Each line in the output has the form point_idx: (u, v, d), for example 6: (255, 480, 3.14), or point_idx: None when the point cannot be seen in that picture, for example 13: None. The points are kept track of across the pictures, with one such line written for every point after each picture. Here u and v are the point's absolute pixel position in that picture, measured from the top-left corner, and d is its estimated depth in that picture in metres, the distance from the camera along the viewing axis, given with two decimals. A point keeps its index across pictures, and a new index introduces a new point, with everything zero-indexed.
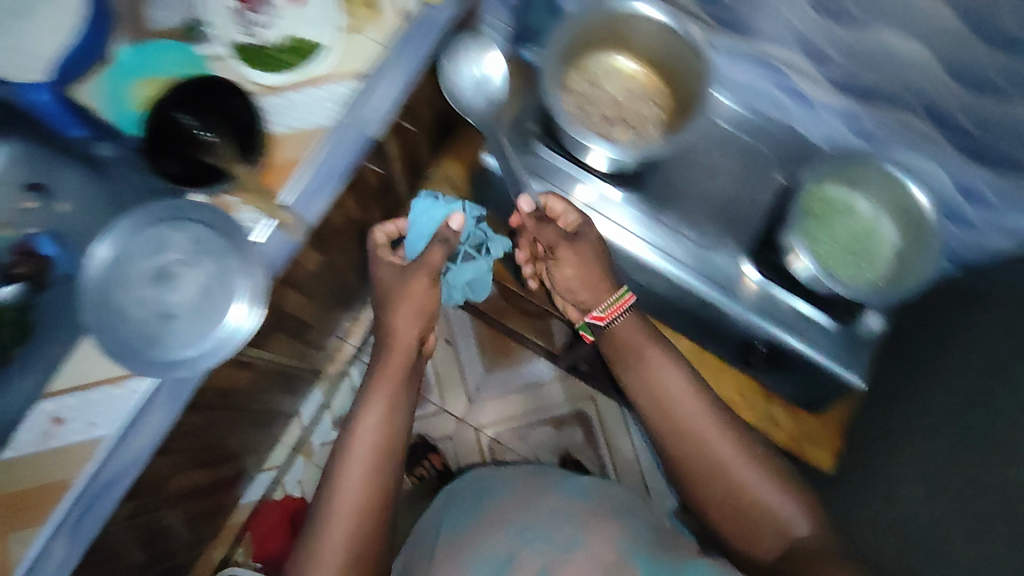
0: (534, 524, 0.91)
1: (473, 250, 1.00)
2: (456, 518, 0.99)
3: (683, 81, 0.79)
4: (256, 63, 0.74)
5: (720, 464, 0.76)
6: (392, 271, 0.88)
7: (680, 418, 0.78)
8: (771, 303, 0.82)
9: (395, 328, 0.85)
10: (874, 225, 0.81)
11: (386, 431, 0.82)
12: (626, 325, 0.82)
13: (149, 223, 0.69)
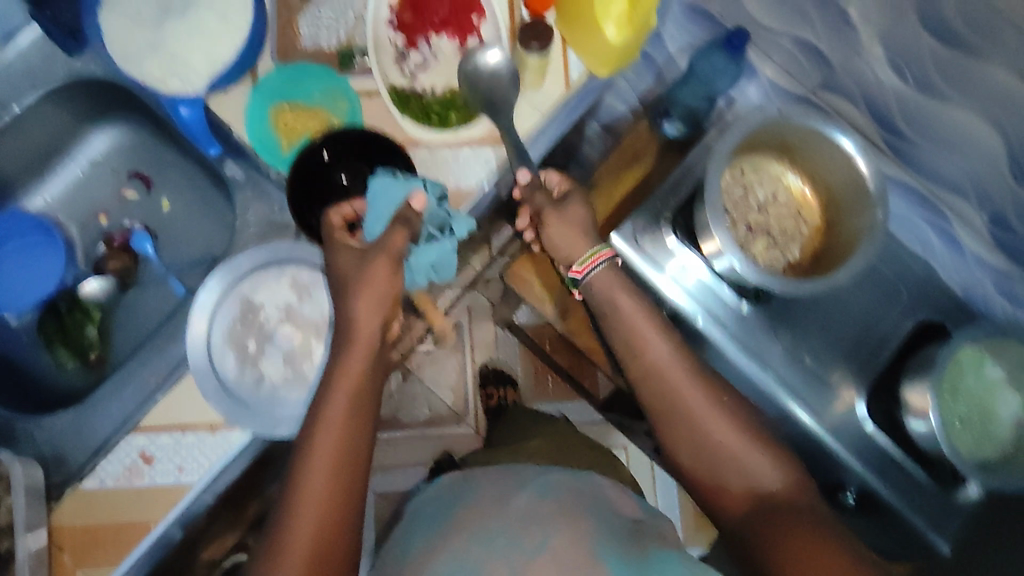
0: (499, 533, 0.56)
1: (435, 231, 0.61)
2: (425, 518, 0.63)
3: (842, 211, 0.75)
4: (408, 110, 0.67)
5: (689, 417, 0.59)
6: (354, 257, 0.56)
7: (668, 373, 0.60)
8: (878, 452, 0.78)
9: (357, 319, 0.54)
10: (1002, 397, 0.75)
11: (368, 404, 0.54)
12: (600, 280, 0.64)
13: (262, 264, 0.65)
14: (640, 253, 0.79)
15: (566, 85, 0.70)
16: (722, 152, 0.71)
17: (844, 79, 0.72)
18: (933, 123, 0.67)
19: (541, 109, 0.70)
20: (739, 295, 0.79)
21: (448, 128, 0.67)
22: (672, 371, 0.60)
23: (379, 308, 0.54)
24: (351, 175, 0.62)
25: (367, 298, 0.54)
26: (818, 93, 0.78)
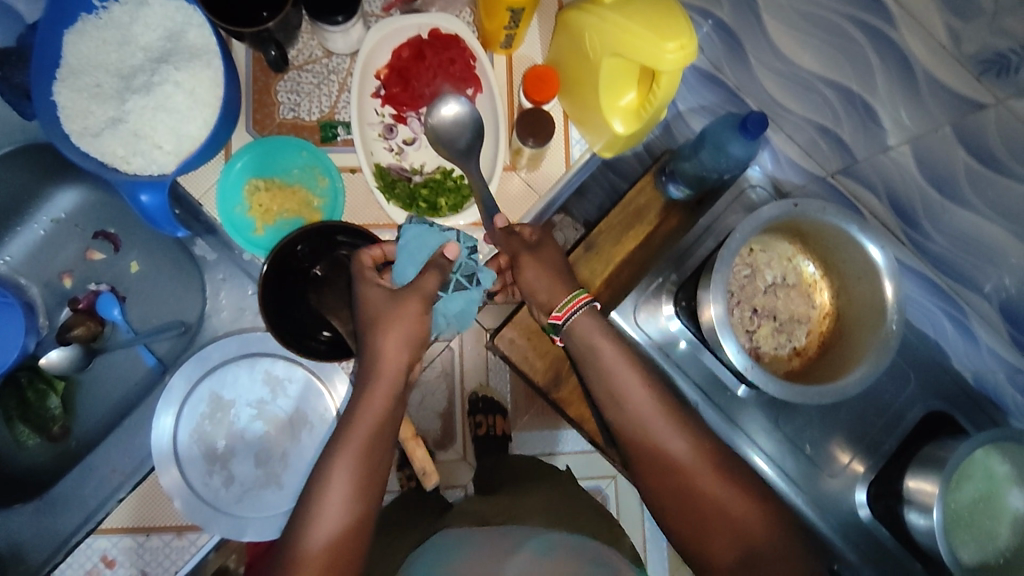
0: None
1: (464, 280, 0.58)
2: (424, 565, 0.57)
3: (855, 302, 0.70)
4: (395, 196, 0.62)
5: (669, 459, 0.59)
6: (383, 291, 0.53)
7: (646, 419, 0.59)
8: (875, 546, 0.75)
9: (386, 346, 0.52)
10: (1007, 499, 0.72)
11: (387, 427, 0.54)
12: (581, 324, 0.60)
13: (233, 358, 0.61)
14: (631, 326, 0.76)
15: (566, 168, 0.66)
16: (733, 240, 0.66)
17: (866, 171, 0.67)
18: (955, 224, 0.63)
19: (536, 193, 0.66)
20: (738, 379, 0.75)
21: (438, 214, 0.63)
22: (651, 419, 0.59)
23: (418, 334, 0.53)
24: (326, 268, 0.58)
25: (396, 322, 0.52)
26: (836, 176, 0.71)
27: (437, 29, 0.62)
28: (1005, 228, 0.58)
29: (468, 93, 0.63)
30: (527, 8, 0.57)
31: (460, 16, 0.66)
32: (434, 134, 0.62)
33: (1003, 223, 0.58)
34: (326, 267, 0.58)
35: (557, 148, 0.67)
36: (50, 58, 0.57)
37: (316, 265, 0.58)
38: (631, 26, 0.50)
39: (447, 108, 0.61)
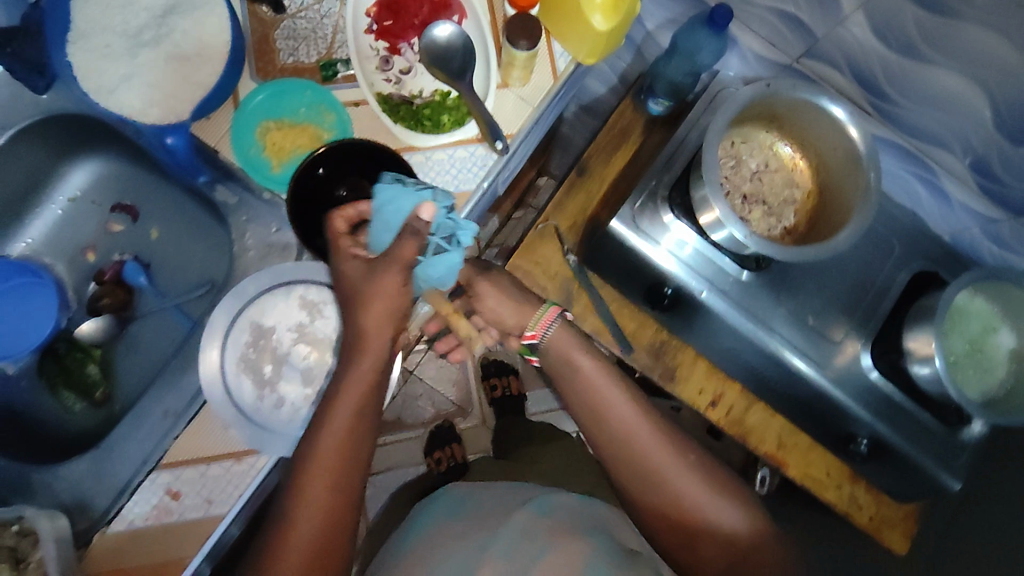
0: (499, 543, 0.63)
1: (443, 241, 0.61)
2: (431, 514, 0.76)
3: (833, 174, 0.78)
4: (399, 117, 0.68)
5: (653, 474, 0.64)
6: (359, 265, 0.57)
7: (626, 435, 0.65)
8: (884, 402, 0.80)
9: (367, 329, 0.57)
10: (996, 336, 0.78)
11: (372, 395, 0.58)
12: (556, 339, 0.69)
13: (268, 287, 0.65)
14: (633, 232, 0.80)
15: (555, 79, 0.71)
16: (716, 128, 0.72)
17: (827, 48, 0.72)
18: (916, 83, 0.69)
19: (530, 106, 0.71)
20: (741, 264, 0.80)
21: (441, 130, 0.68)
22: (638, 435, 0.65)
23: (386, 328, 0.57)
24: (348, 189, 0.63)
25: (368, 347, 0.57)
26: (801, 60, 0.77)
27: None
28: (964, 72, 0.64)
29: (454, 18, 0.68)
30: None
31: None
32: (431, 57, 0.66)
33: (962, 69, 0.64)
34: (350, 187, 0.63)
35: (544, 61, 0.71)
36: (61, 24, 0.62)
37: (340, 188, 0.63)
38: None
39: (439, 30, 0.66)
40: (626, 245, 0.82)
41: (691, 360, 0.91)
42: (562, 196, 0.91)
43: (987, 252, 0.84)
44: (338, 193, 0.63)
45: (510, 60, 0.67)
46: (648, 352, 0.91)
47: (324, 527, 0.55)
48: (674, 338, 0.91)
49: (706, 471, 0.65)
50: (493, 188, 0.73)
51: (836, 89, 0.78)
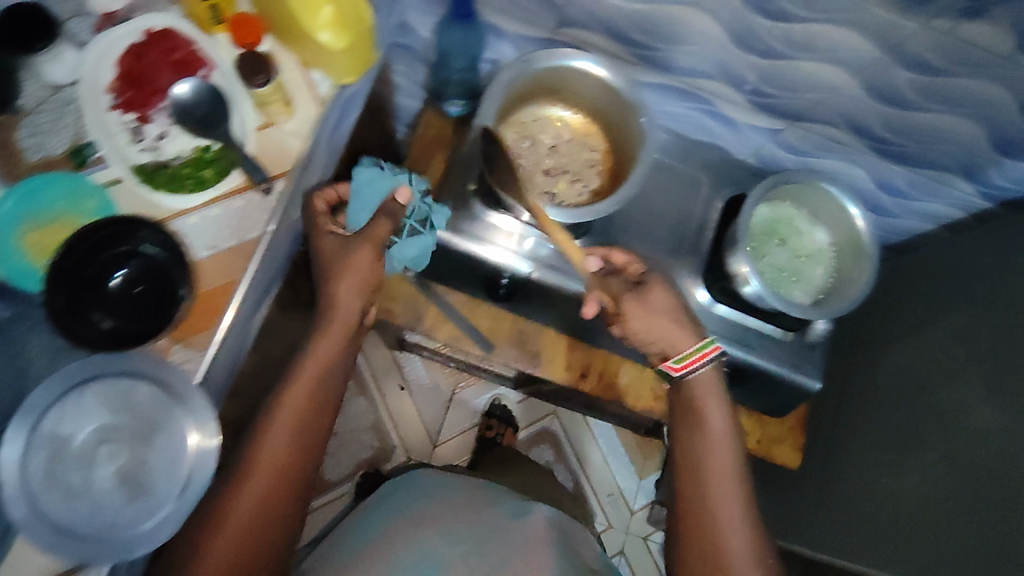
0: (468, 538, 0.85)
1: (417, 225, 0.79)
2: (400, 501, 0.95)
3: (618, 128, 0.79)
4: (158, 184, 0.65)
5: (715, 521, 0.68)
6: (334, 239, 0.74)
7: (718, 478, 0.70)
8: (734, 329, 0.84)
9: (338, 299, 0.72)
10: (809, 236, 0.82)
11: (331, 370, 0.72)
12: (705, 376, 0.73)
13: (69, 389, 0.61)
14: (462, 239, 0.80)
15: (322, 106, 0.70)
16: (486, 116, 0.73)
17: (576, 14, 0.73)
18: (664, 30, 0.71)
19: (300, 133, 0.69)
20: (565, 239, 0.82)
21: (208, 186, 0.66)
22: (720, 490, 0.69)
23: (319, 380, 0.71)
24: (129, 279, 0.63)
25: (294, 385, 0.69)
26: (561, 31, 0.77)
27: (149, 29, 0.67)
28: (703, 11, 0.66)
29: (200, 74, 0.67)
30: None
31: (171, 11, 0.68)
32: (178, 115, 0.66)
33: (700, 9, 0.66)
34: (137, 267, 0.63)
35: (304, 90, 0.70)
36: None
37: (117, 271, 0.63)
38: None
39: (182, 86, 0.66)
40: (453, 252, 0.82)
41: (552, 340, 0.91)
42: None
43: (787, 161, 0.88)
44: (111, 276, 0.63)
45: (262, 99, 0.66)
46: (510, 346, 0.90)
47: (238, 554, 0.64)
48: (529, 324, 0.91)
49: (752, 528, 0.68)
50: (288, 229, 0.71)
51: (601, 49, 0.79)
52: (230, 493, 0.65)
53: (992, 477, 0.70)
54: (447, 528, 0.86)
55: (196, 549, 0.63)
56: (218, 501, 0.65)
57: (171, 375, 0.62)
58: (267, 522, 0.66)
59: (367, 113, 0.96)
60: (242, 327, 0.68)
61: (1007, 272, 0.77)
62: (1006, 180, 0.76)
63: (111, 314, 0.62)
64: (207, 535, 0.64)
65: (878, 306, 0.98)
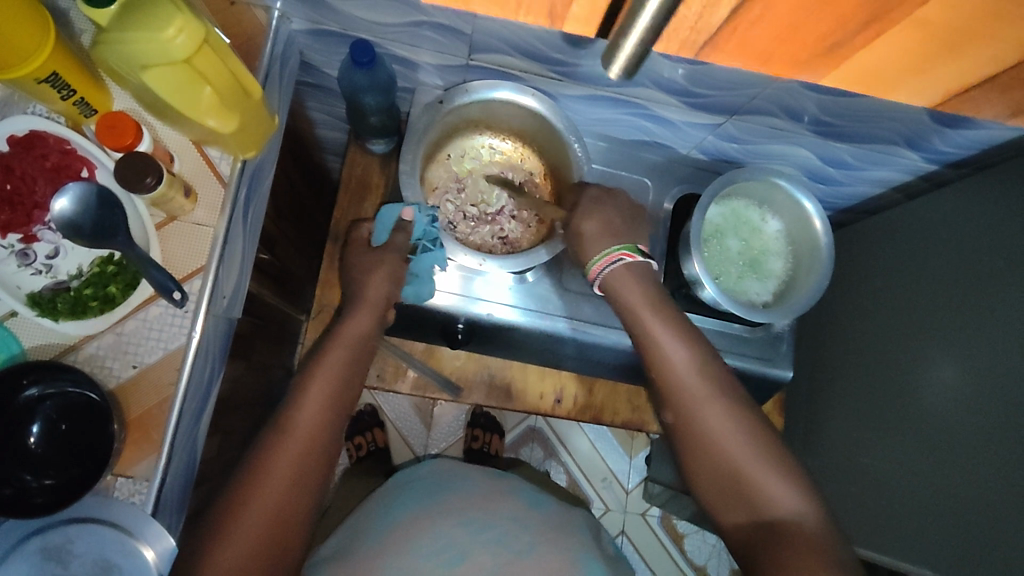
0: (494, 524, 0.72)
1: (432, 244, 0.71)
2: (409, 500, 0.77)
3: (550, 150, 0.76)
4: (61, 312, 0.59)
5: (705, 435, 0.59)
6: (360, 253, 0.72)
7: (690, 384, 0.61)
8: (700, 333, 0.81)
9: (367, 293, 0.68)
10: (762, 229, 0.81)
11: (356, 359, 0.64)
12: (616, 277, 0.66)
13: (15, 544, 0.56)
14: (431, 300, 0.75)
15: (226, 187, 0.65)
16: (407, 166, 0.68)
17: (485, 40, 0.68)
18: (574, 48, 0.65)
19: (208, 225, 0.64)
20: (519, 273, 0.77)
21: (118, 302, 0.60)
22: (697, 398, 0.60)
23: (348, 369, 0.63)
24: (57, 420, 0.59)
25: (320, 376, 0.61)
26: (475, 57, 0.72)
27: (13, 134, 0.58)
28: None
29: (82, 176, 0.60)
30: (58, 67, 0.54)
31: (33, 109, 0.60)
32: (65, 233, 0.58)
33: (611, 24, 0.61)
34: (54, 411, 0.59)
35: (199, 176, 0.64)
36: None
37: (34, 421, 0.59)
38: (138, 33, 0.48)
39: (62, 200, 0.57)
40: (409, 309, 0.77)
41: (520, 369, 0.90)
42: (327, 273, 0.87)
43: (731, 150, 0.86)
44: (30, 430, 0.59)
45: (159, 199, 0.59)
46: (479, 385, 0.90)
47: (253, 561, 0.52)
48: (495, 361, 0.90)
49: (757, 436, 0.59)
50: (218, 323, 0.66)
51: (520, 69, 0.73)
52: (249, 485, 0.54)
53: (957, 444, 0.69)
54: (471, 515, 0.73)
55: (209, 545, 0.52)
56: (232, 497, 0.54)
57: (110, 508, 0.57)
58: (283, 523, 0.54)
59: (288, 160, 0.88)
60: (190, 438, 0.63)
61: (963, 237, 0.75)
62: (948, 144, 0.75)
63: (42, 471, 0.58)
64: (219, 535, 0.52)
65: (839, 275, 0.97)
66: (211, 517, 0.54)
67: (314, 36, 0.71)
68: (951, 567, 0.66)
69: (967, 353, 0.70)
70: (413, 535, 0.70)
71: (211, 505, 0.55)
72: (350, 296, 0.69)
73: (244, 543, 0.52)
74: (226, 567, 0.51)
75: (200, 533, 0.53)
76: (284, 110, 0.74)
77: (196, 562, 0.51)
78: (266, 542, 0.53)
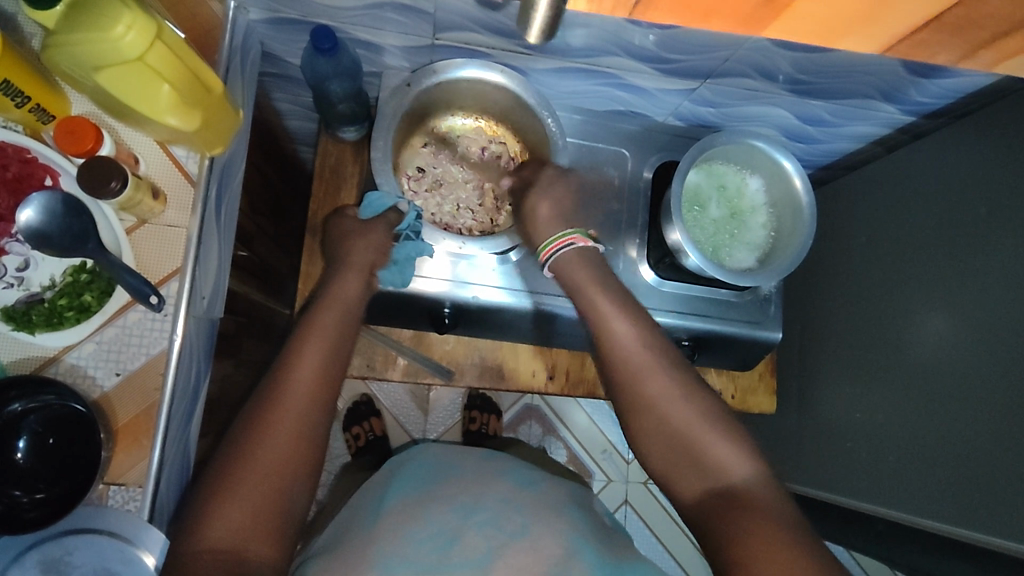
0: (484, 505, 0.71)
1: (413, 234, 0.70)
2: (403, 482, 0.78)
3: (524, 126, 0.75)
4: (37, 325, 0.58)
5: (653, 408, 0.59)
6: (341, 240, 0.71)
7: (633, 356, 0.62)
8: (687, 300, 0.81)
9: (350, 261, 0.67)
10: (743, 190, 0.80)
11: (346, 322, 0.64)
12: (566, 258, 0.68)
13: (12, 559, 0.56)
14: (416, 288, 0.75)
15: (196, 185, 0.63)
16: (379, 153, 0.67)
17: (449, 18, 0.66)
18: None
19: (181, 226, 0.63)
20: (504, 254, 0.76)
21: (94, 311, 0.60)
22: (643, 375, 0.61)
23: (339, 336, 0.62)
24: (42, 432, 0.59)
25: (315, 335, 0.61)
26: (440, 36, 0.70)
27: None
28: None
29: (46, 185, 0.59)
30: (11, 75, 0.52)
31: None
32: (34, 245, 0.57)
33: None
34: (39, 425, 0.59)
35: (168, 178, 0.63)
36: None
37: (20, 436, 0.58)
38: (87, 32, 0.47)
39: (27, 210, 0.56)
40: (393, 296, 0.76)
41: (512, 349, 0.90)
42: (307, 266, 0.85)
43: (707, 114, 0.85)
44: (16, 446, 0.58)
45: (127, 202, 0.58)
46: (470, 367, 0.90)
47: (254, 525, 0.53)
48: (485, 343, 0.90)
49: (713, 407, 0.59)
50: (199, 323, 0.65)
51: (487, 46, 0.72)
52: (245, 450, 0.55)
53: (949, 396, 0.69)
54: (460, 500, 0.72)
55: (207, 510, 0.52)
56: (238, 451, 0.55)
57: (103, 517, 0.57)
58: (287, 480, 0.55)
59: (259, 155, 0.87)
60: (180, 442, 0.63)
61: (946, 188, 0.75)
62: (925, 95, 0.74)
63: (32, 485, 0.58)
64: (228, 489, 0.53)
65: (820, 231, 0.96)
66: (207, 485, 0.54)
67: (274, 25, 0.70)
68: (954, 514, 0.67)
69: (955, 304, 0.71)
70: (406, 522, 0.70)
71: (209, 470, 0.56)
72: (339, 258, 0.69)
73: (242, 507, 0.53)
74: (232, 526, 0.52)
75: (208, 485, 0.54)
76: (249, 101, 0.73)
77: (206, 515, 0.52)
78: (264, 510, 0.53)
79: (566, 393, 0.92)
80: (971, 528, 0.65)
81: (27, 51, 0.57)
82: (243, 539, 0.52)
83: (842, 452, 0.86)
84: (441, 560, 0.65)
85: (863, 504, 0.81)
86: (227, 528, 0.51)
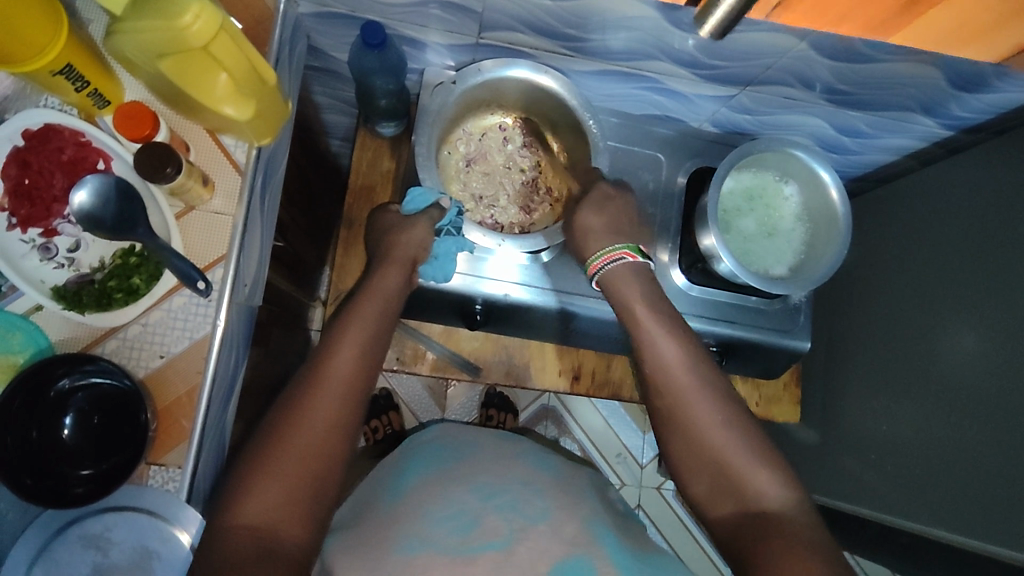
0: (508, 489, 0.71)
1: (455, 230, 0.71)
2: (423, 462, 0.79)
3: (563, 126, 0.76)
4: (86, 305, 0.59)
5: (700, 432, 0.59)
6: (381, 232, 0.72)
7: (679, 376, 0.61)
8: (716, 306, 0.82)
9: (392, 254, 0.68)
10: (781, 201, 0.80)
11: (386, 312, 0.65)
12: (615, 275, 0.67)
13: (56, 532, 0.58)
14: (451, 285, 0.75)
15: (242, 174, 0.65)
16: (422, 150, 0.68)
17: (496, 18, 0.67)
18: (589, 20, 0.64)
19: (227, 213, 0.64)
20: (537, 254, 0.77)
21: (141, 294, 0.61)
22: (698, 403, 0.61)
23: (378, 325, 0.63)
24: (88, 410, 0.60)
25: (355, 323, 0.62)
26: (485, 35, 0.71)
27: (27, 129, 0.58)
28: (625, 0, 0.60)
29: (98, 168, 0.60)
30: (73, 59, 0.54)
31: (48, 103, 0.60)
32: (87, 226, 0.58)
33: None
34: (86, 403, 0.60)
35: (215, 167, 0.64)
36: None
37: (67, 413, 0.59)
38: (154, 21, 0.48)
39: (80, 193, 0.58)
40: (430, 291, 0.77)
41: (539, 347, 0.91)
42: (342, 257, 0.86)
43: (744, 121, 0.86)
44: (62, 423, 0.59)
45: (176, 189, 0.59)
46: (496, 364, 0.91)
47: (287, 506, 0.53)
48: (512, 340, 0.91)
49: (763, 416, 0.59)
50: (240, 310, 0.66)
51: (531, 46, 0.73)
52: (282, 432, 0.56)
53: (977, 410, 0.69)
54: (479, 481, 0.72)
55: (244, 488, 0.53)
56: (275, 433, 0.56)
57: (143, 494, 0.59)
58: (322, 465, 0.56)
59: (297, 148, 0.88)
60: (218, 425, 0.64)
61: (981, 204, 0.75)
62: (965, 109, 0.74)
63: (77, 462, 0.59)
64: (264, 468, 0.54)
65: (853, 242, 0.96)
66: (244, 464, 0.55)
67: (323, 19, 0.71)
68: (976, 528, 0.68)
69: (987, 320, 0.71)
70: (427, 501, 0.70)
71: (248, 448, 0.57)
72: (381, 252, 0.70)
73: (277, 488, 0.53)
74: (265, 505, 0.53)
75: (244, 464, 0.55)
76: (294, 93, 0.74)
77: (243, 493, 0.53)
78: (298, 492, 0.54)
79: (591, 393, 0.92)
80: (994, 543, 0.65)
81: (87, 36, 0.59)
82: (276, 521, 0.53)
83: (864, 463, 0.86)
84: (459, 540, 0.65)
85: (883, 515, 0.81)
86: (259, 506, 0.52)
